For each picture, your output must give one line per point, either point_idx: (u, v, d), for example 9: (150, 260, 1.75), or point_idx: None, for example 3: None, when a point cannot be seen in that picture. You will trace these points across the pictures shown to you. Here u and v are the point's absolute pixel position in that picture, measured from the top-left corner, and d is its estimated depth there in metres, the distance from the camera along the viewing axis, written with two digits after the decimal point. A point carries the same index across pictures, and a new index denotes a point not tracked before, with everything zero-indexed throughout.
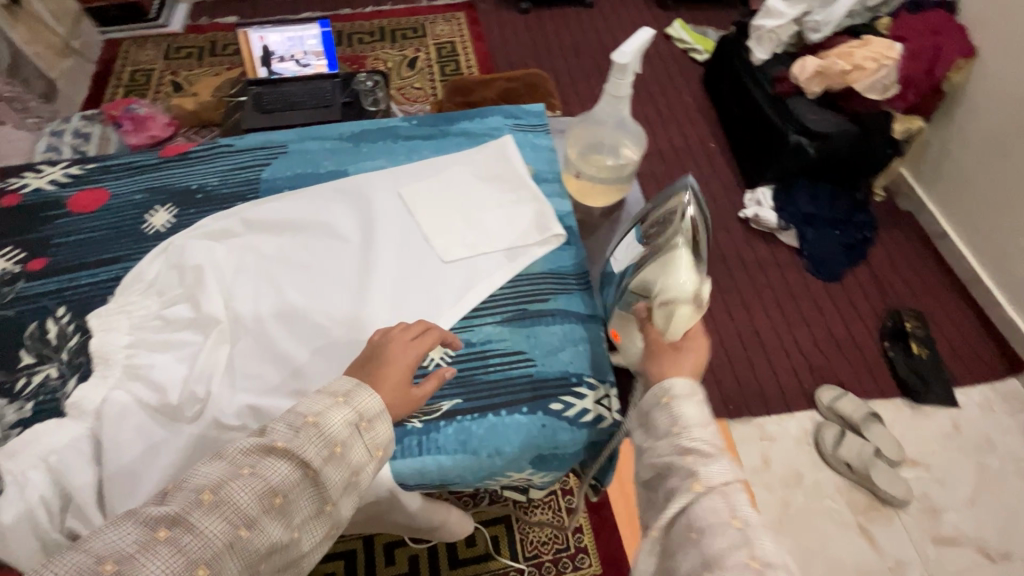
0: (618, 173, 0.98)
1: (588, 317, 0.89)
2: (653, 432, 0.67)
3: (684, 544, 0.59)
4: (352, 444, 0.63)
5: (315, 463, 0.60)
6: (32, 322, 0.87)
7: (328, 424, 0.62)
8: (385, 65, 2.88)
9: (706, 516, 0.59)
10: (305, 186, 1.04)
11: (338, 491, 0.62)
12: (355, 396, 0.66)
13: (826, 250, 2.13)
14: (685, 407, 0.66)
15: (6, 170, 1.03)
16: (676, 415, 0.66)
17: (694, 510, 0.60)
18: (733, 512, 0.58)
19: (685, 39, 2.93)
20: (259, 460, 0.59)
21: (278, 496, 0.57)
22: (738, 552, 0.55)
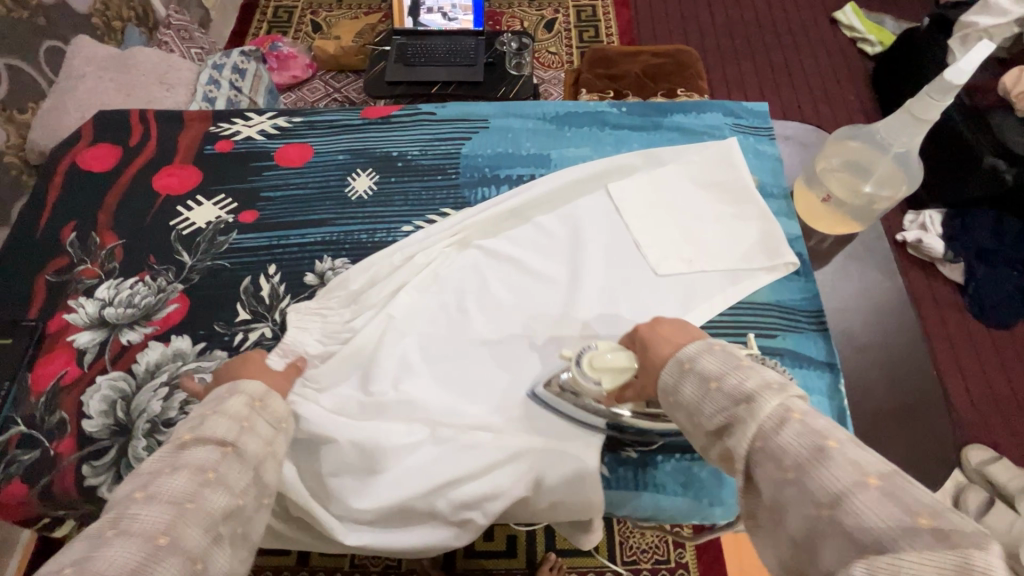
0: (867, 204, 0.85)
1: (823, 363, 0.79)
2: (698, 416, 0.52)
3: (767, 506, 0.46)
4: (256, 419, 0.58)
5: (228, 437, 0.54)
6: (247, 277, 0.87)
7: (224, 408, 0.57)
8: (522, 24, 2.65)
9: (763, 477, 0.46)
10: (506, 167, 0.98)
11: (261, 455, 0.56)
12: (237, 386, 0.60)
13: (1001, 291, 1.61)
14: (683, 389, 0.53)
15: (217, 113, 1.03)
16: (688, 403, 0.53)
17: (752, 468, 0.47)
18: (784, 457, 0.44)
19: (857, 26, 2.57)
20: (178, 456, 0.52)
21: (211, 471, 0.51)
22: (800, 500, 0.43)
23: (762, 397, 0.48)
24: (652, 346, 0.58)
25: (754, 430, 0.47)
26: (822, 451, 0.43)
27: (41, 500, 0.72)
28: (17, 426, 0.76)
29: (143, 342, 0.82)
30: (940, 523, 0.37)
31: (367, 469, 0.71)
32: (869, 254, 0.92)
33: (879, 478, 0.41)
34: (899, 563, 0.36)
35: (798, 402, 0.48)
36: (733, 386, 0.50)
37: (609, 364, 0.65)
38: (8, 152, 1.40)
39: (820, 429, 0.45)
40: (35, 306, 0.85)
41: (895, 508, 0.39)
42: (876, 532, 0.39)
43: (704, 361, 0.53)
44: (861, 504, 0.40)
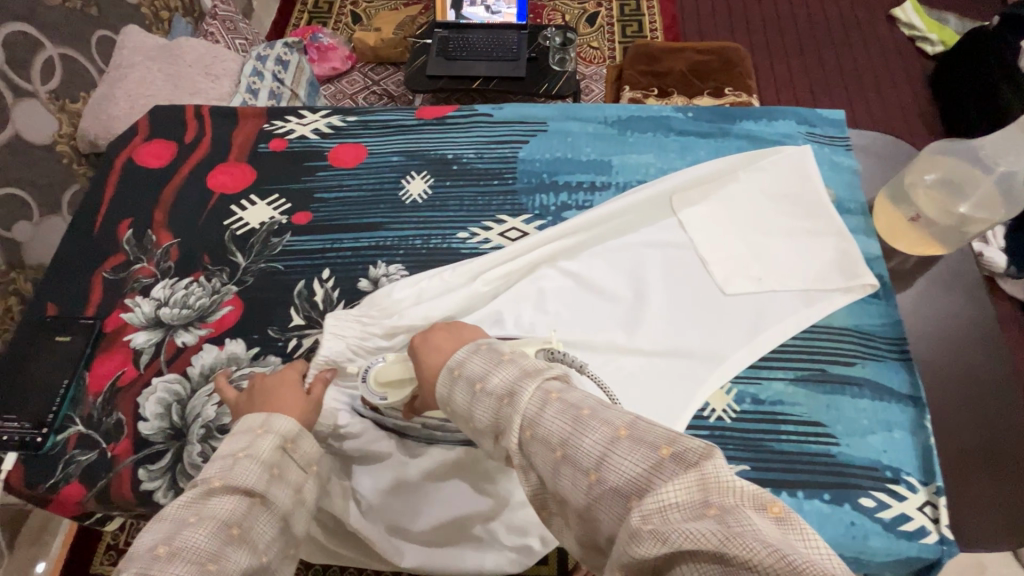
0: (958, 225, 0.80)
1: (905, 397, 0.74)
2: (471, 422, 0.51)
3: (555, 491, 0.44)
4: (287, 465, 0.59)
5: (257, 486, 0.55)
6: (301, 281, 0.86)
7: (256, 450, 0.57)
8: (563, 18, 2.59)
9: (544, 463, 0.44)
10: (565, 174, 0.94)
11: (288, 507, 0.58)
12: (270, 424, 0.60)
13: None
14: (455, 396, 0.53)
15: (271, 111, 1.02)
16: (462, 412, 0.52)
17: (534, 456, 0.45)
18: (551, 438, 0.43)
19: (916, 24, 2.41)
20: (202, 505, 0.53)
21: (235, 526, 0.52)
22: (574, 473, 0.42)
23: (519, 387, 0.48)
24: (423, 359, 0.58)
25: (521, 421, 0.46)
26: (580, 420, 0.43)
27: (100, 503, 0.72)
28: (75, 425, 0.76)
29: (198, 345, 0.81)
30: (677, 446, 0.38)
31: (421, 486, 0.69)
32: (957, 276, 0.85)
33: (627, 428, 0.42)
34: (659, 501, 0.36)
35: (555, 383, 0.48)
36: (493, 385, 0.49)
37: (388, 377, 0.67)
38: (61, 141, 1.37)
39: (576, 401, 0.45)
40: (93, 303, 0.85)
41: (643, 449, 0.40)
42: (638, 480, 0.39)
43: (470, 368, 0.53)
44: (616, 457, 0.40)
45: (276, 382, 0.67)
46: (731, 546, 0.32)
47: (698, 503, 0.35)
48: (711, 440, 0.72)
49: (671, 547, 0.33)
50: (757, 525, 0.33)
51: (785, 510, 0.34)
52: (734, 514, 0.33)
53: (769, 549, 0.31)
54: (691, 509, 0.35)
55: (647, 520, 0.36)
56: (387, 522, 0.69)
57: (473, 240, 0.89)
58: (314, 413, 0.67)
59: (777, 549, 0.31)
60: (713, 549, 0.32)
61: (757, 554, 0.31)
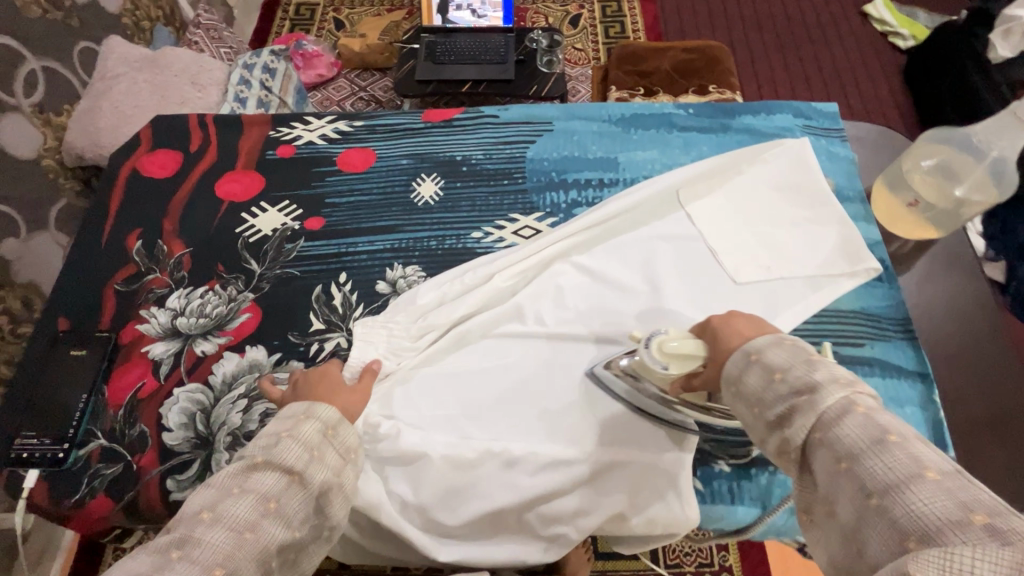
0: (955, 209, 0.83)
1: (914, 374, 0.77)
2: (759, 407, 0.50)
3: (822, 499, 0.45)
4: (326, 449, 0.56)
5: (297, 467, 0.52)
6: (318, 286, 0.86)
7: (299, 433, 0.55)
8: (546, 21, 2.61)
9: (820, 468, 0.45)
10: (573, 171, 0.96)
11: (328, 487, 0.54)
12: (313, 411, 0.58)
13: None
14: (747, 379, 0.52)
15: (275, 118, 1.02)
16: (751, 394, 0.51)
17: (811, 457, 0.46)
18: (839, 446, 0.44)
19: (888, 19, 2.49)
20: (246, 479, 0.51)
21: (272, 500, 0.50)
22: (854, 492, 0.42)
23: (823, 389, 0.47)
24: (720, 339, 0.56)
25: (813, 420, 0.46)
26: (883, 444, 0.42)
27: (129, 516, 0.71)
28: (96, 439, 0.75)
29: (218, 353, 0.80)
30: (996, 519, 0.36)
31: (460, 483, 0.69)
32: (953, 257, 0.89)
33: (935, 471, 0.40)
34: (957, 565, 0.34)
35: (864, 397, 0.46)
36: (799, 377, 0.48)
37: (677, 351, 0.60)
38: (45, 155, 1.34)
39: (885, 423, 0.44)
40: (106, 316, 0.84)
41: (950, 503, 0.38)
42: (933, 526, 0.37)
43: (772, 355, 0.51)
44: (915, 497, 0.39)
45: (320, 377, 0.66)
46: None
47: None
48: None
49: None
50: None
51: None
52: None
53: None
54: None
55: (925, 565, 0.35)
56: (423, 518, 0.69)
57: (488, 239, 0.90)
58: (356, 406, 0.64)
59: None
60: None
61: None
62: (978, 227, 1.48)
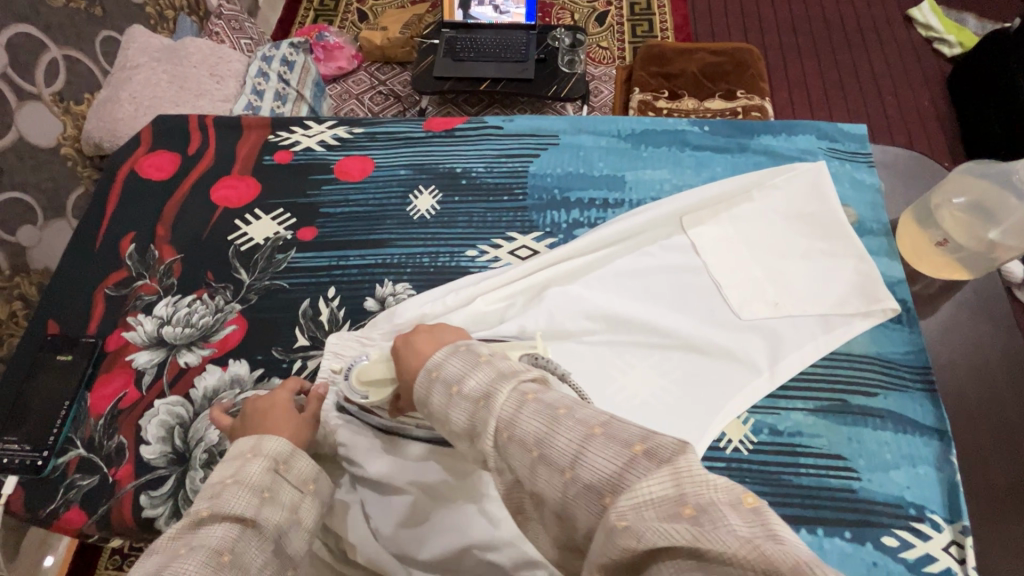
0: (986, 251, 0.77)
1: (931, 430, 0.71)
2: (447, 426, 0.44)
3: (529, 491, 0.39)
4: (279, 487, 0.56)
5: (246, 512, 0.52)
6: (305, 300, 0.84)
7: (245, 476, 0.55)
8: (572, 17, 2.54)
9: (517, 465, 0.39)
10: (578, 189, 0.92)
11: (281, 527, 0.54)
12: (261, 447, 0.58)
13: None
14: (431, 400, 0.46)
15: (275, 121, 1.00)
16: (438, 415, 0.45)
17: (508, 461, 0.40)
18: (526, 437, 0.38)
19: (935, 25, 2.35)
20: (192, 536, 0.50)
21: (226, 553, 0.49)
22: (547, 474, 0.37)
23: (496, 389, 0.42)
24: (405, 360, 0.51)
25: (495, 426, 0.40)
26: (554, 419, 0.38)
27: (103, 529, 0.70)
28: (76, 448, 0.75)
29: (201, 366, 0.79)
30: (650, 443, 0.34)
31: (427, 511, 0.66)
32: (985, 302, 0.82)
33: (602, 426, 0.37)
34: (635, 491, 0.32)
35: (533, 384, 0.42)
36: (471, 388, 0.43)
37: (372, 376, 0.63)
38: (64, 144, 1.34)
39: (553, 400, 0.40)
40: (95, 321, 0.84)
41: (614, 446, 0.35)
42: (610, 479, 0.34)
43: (447, 368, 0.46)
44: (590, 455, 0.36)
45: (267, 406, 0.64)
46: (707, 542, 0.29)
47: (676, 502, 0.31)
48: (727, 473, 0.70)
49: (647, 545, 0.30)
50: (734, 523, 0.30)
51: (760, 501, 0.31)
52: (713, 512, 0.30)
53: (744, 542, 0.28)
54: (671, 507, 0.31)
55: (624, 517, 0.32)
56: (394, 551, 0.65)
57: (482, 258, 0.86)
58: (306, 432, 0.65)
59: (753, 542, 0.28)
60: (686, 545, 0.29)
61: (728, 546, 0.29)
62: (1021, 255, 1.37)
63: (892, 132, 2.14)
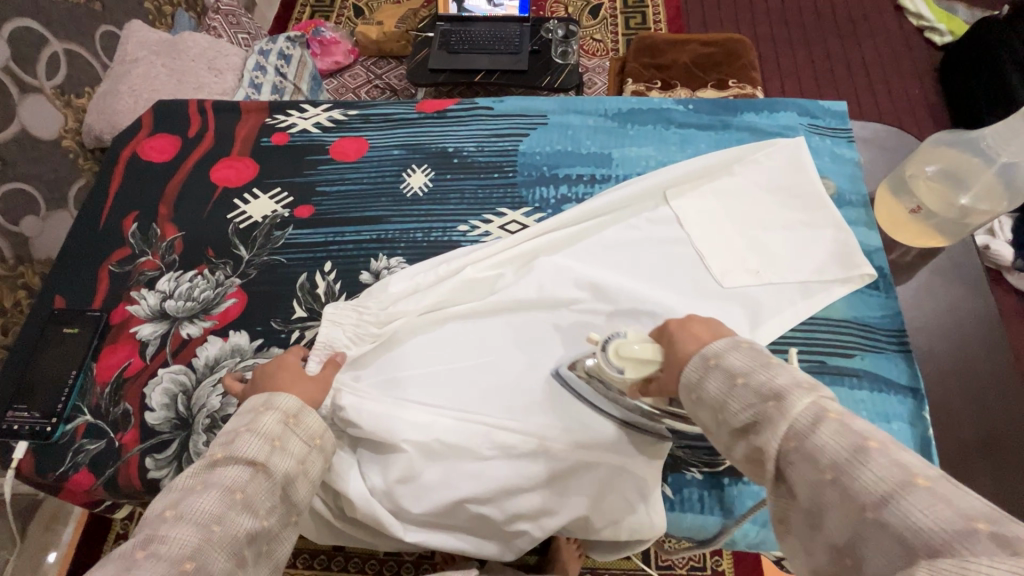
0: (959, 218, 0.79)
1: (905, 388, 0.74)
2: (722, 413, 0.46)
3: (805, 509, 0.41)
4: (289, 438, 0.58)
5: (259, 458, 0.55)
6: (303, 274, 0.87)
7: (257, 426, 0.57)
8: (566, 10, 2.56)
9: (798, 480, 0.41)
10: (566, 166, 0.95)
11: (291, 475, 0.57)
12: (272, 402, 0.61)
13: None
14: (707, 384, 0.48)
15: (273, 105, 1.03)
16: (712, 402, 0.47)
17: (785, 469, 0.42)
18: (821, 457, 0.40)
19: (926, 14, 2.37)
20: (209, 475, 0.54)
21: (238, 492, 0.52)
22: (837, 502, 0.38)
23: (791, 394, 0.43)
24: (676, 342, 0.53)
25: (785, 427, 0.42)
26: (863, 451, 0.38)
27: (110, 491, 0.73)
28: (83, 415, 0.77)
29: (202, 337, 0.82)
30: (1002, 527, 0.32)
31: (420, 469, 0.68)
32: (958, 270, 0.85)
33: (878, 440, 0.39)
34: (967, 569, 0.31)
35: (826, 398, 0.43)
36: (761, 381, 0.44)
37: (632, 355, 0.57)
38: (66, 136, 1.37)
39: (859, 427, 0.40)
40: (99, 296, 0.87)
41: (950, 512, 0.34)
42: (933, 538, 0.33)
43: (732, 359, 0.47)
44: (912, 508, 0.35)
45: (280, 368, 0.67)
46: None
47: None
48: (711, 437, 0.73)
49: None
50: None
51: None
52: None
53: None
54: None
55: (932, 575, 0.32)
56: (389, 506, 0.69)
57: (474, 232, 0.89)
58: (319, 393, 0.67)
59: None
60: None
61: None
62: (1007, 235, 1.40)
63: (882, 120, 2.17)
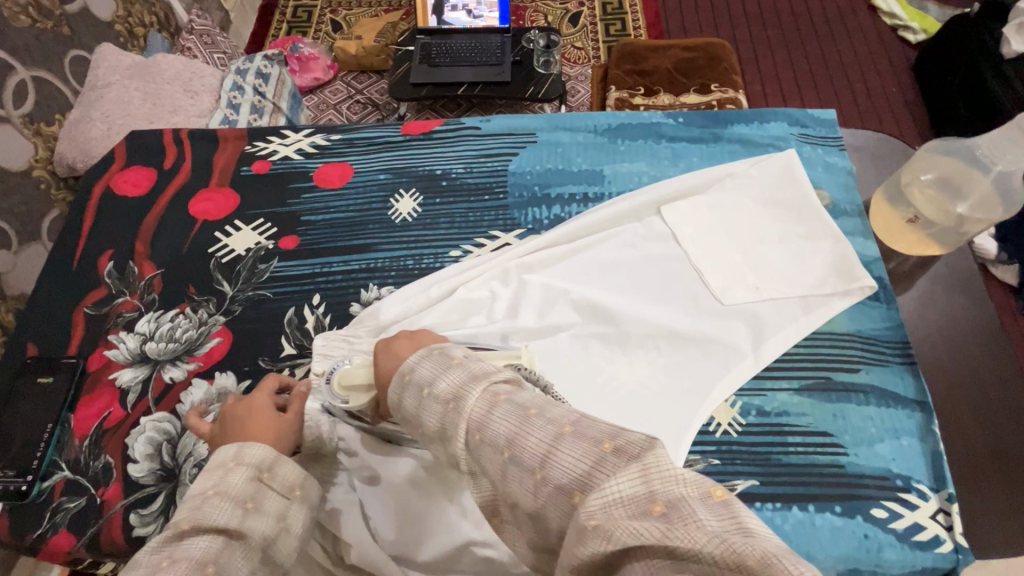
0: (955, 227, 0.79)
1: (912, 402, 0.73)
2: (420, 428, 0.47)
3: (504, 497, 0.40)
4: (264, 495, 0.55)
5: (230, 524, 0.51)
6: (290, 309, 0.83)
7: (226, 487, 0.54)
8: (546, 19, 2.56)
9: (489, 467, 0.40)
10: (557, 185, 0.93)
11: (269, 535, 0.54)
12: (243, 455, 0.57)
13: None
14: (404, 403, 0.48)
15: (252, 132, 0.99)
16: (411, 418, 0.48)
17: (479, 461, 0.41)
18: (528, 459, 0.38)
19: (899, 13, 2.41)
20: (174, 550, 0.49)
21: (209, 565, 0.47)
22: (517, 474, 0.38)
23: (467, 391, 0.44)
24: (383, 364, 0.54)
25: (469, 426, 0.42)
26: (560, 436, 0.38)
27: (92, 552, 0.69)
28: (61, 470, 0.73)
29: (186, 380, 0.78)
30: (618, 441, 0.36)
31: (418, 507, 0.66)
32: (958, 276, 0.84)
33: (611, 440, 0.36)
34: (609, 499, 0.33)
35: (503, 386, 0.44)
36: (441, 389, 0.46)
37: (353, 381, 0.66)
38: (37, 166, 1.32)
39: (557, 416, 0.40)
40: (75, 342, 0.82)
41: (583, 444, 0.37)
42: (581, 478, 0.35)
43: (420, 371, 0.48)
44: (559, 456, 0.37)
45: (246, 410, 0.62)
46: (676, 538, 0.30)
47: (642, 497, 0.32)
48: (718, 455, 0.71)
49: (620, 546, 0.30)
50: (704, 518, 0.30)
51: (729, 494, 0.32)
52: (677, 504, 0.31)
53: (714, 537, 0.29)
54: (636, 503, 0.32)
55: (593, 515, 0.33)
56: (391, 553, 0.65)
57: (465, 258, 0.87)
58: (292, 437, 0.63)
59: (723, 538, 0.29)
60: (657, 542, 0.30)
61: (700, 543, 0.29)
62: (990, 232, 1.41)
63: (863, 119, 2.19)
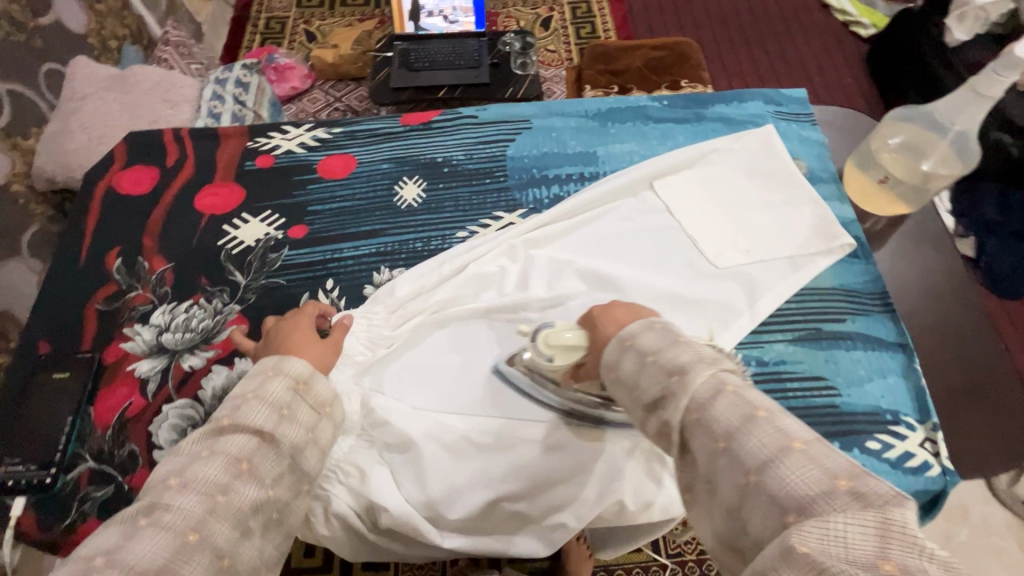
0: (923, 184, 0.86)
1: (894, 344, 0.80)
2: (635, 391, 0.49)
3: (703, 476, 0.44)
4: (297, 406, 0.58)
5: (266, 427, 0.55)
6: (304, 294, 0.86)
7: (266, 393, 0.57)
8: (518, 24, 2.63)
9: (699, 448, 0.44)
10: (554, 167, 0.97)
11: (299, 445, 0.57)
12: (282, 366, 0.60)
13: (1011, 264, 1.47)
14: (623, 364, 0.50)
15: (253, 128, 1.01)
16: (627, 380, 0.50)
17: (689, 438, 0.45)
18: (715, 426, 0.43)
19: (849, 10, 2.57)
20: (214, 443, 0.53)
21: (244, 461, 0.51)
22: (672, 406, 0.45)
23: (693, 368, 0.46)
24: (599, 327, 0.56)
25: (685, 401, 0.45)
26: (751, 420, 0.42)
27: None
28: (85, 462, 0.73)
29: (206, 367, 0.79)
30: (857, 483, 0.37)
31: (449, 468, 0.70)
32: (925, 233, 0.92)
33: (802, 441, 0.40)
34: (829, 526, 0.36)
35: (728, 373, 0.46)
36: (668, 358, 0.47)
37: (563, 343, 0.63)
38: (15, 180, 1.31)
39: (752, 399, 0.43)
40: (88, 337, 0.83)
41: (815, 469, 0.38)
42: (802, 495, 0.38)
43: (643, 340, 0.50)
44: (787, 467, 0.39)
45: (290, 328, 0.70)
46: None
47: (874, 555, 0.34)
48: None
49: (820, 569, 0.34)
50: None
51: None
52: (917, 574, 0.33)
53: None
54: (867, 559, 0.34)
55: (805, 539, 0.36)
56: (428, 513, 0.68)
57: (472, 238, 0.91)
58: (330, 358, 0.68)
59: None
60: None
61: None
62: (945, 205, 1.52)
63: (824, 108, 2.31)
